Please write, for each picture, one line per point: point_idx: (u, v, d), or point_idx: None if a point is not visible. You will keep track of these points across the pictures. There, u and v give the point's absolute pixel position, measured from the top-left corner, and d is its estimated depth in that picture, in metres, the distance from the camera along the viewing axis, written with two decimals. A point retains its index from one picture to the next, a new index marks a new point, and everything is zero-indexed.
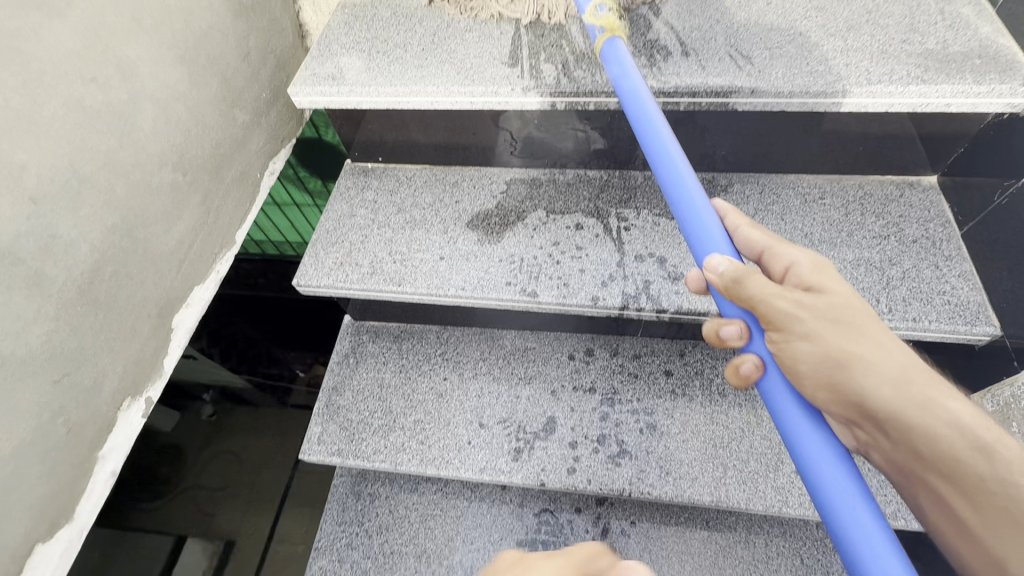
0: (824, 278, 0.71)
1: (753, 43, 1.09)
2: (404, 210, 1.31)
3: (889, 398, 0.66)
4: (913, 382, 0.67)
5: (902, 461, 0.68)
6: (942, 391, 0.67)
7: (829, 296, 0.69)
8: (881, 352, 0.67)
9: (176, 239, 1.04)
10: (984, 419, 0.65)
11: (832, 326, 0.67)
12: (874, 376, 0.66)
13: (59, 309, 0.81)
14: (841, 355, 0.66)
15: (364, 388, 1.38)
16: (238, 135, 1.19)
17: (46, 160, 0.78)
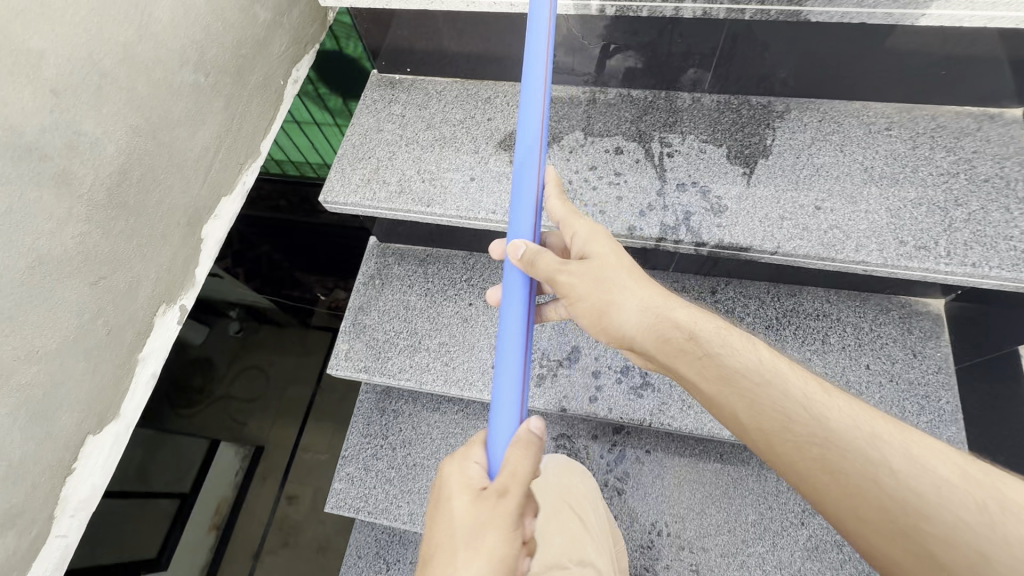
0: (596, 240, 0.83)
1: None
2: (434, 127, 1.25)
3: (643, 321, 0.78)
4: (651, 304, 0.79)
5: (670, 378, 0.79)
6: (674, 304, 0.80)
7: (594, 260, 0.81)
8: (632, 287, 0.79)
9: (202, 145, 1.00)
10: (708, 321, 0.79)
11: (594, 285, 0.79)
12: (631, 312, 0.78)
13: (91, 210, 0.80)
14: (601, 305, 0.79)
15: (390, 309, 1.39)
16: (260, 35, 1.11)
17: (62, 49, 0.73)
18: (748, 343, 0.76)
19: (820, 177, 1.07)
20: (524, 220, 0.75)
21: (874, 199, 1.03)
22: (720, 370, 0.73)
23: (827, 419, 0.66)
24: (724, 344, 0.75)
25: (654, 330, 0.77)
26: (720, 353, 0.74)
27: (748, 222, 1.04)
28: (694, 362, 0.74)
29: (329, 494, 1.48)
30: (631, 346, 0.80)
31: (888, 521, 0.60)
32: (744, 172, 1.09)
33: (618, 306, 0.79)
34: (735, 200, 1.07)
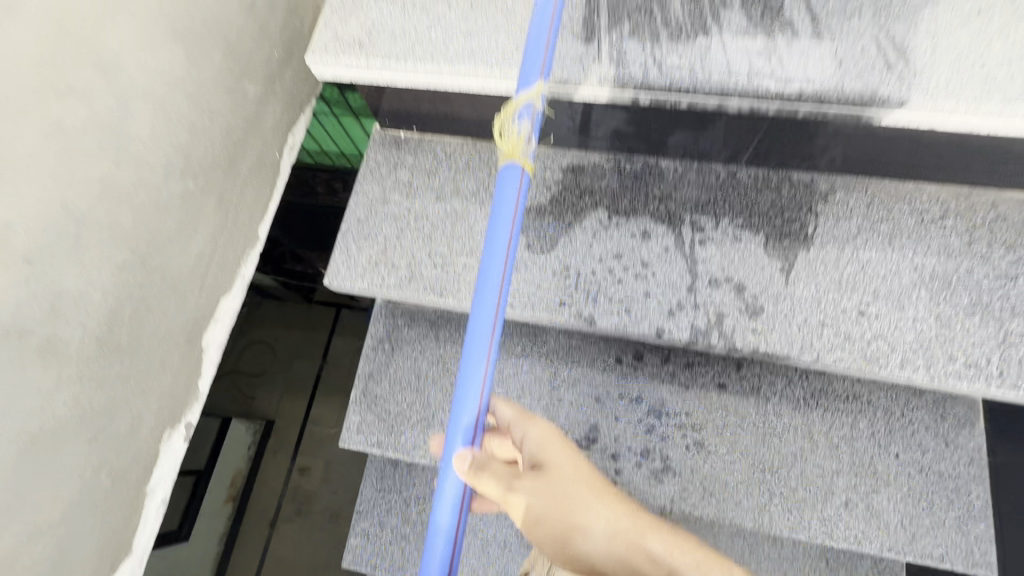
0: (554, 450, 0.84)
1: (915, 25, 0.81)
2: (444, 199, 1.15)
3: (613, 549, 0.77)
4: (620, 531, 0.79)
5: None
6: (644, 530, 0.80)
7: (552, 474, 0.80)
8: (596, 510, 0.79)
9: (198, 254, 0.92)
10: (678, 543, 0.80)
11: (556, 505, 0.77)
12: (600, 535, 0.78)
13: (81, 368, 0.73)
14: (567, 528, 0.77)
15: (401, 378, 1.34)
16: (251, 113, 1.00)
17: (29, 212, 0.64)
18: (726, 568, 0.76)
19: (865, 276, 0.98)
20: (451, 479, 0.63)
21: (922, 305, 0.95)
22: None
23: None
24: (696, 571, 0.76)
25: (621, 559, 0.77)
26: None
27: (784, 328, 0.97)
28: None
29: (345, 548, 1.50)
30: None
31: None
32: (783, 267, 1.01)
33: (584, 530, 0.78)
34: (772, 300, 0.99)
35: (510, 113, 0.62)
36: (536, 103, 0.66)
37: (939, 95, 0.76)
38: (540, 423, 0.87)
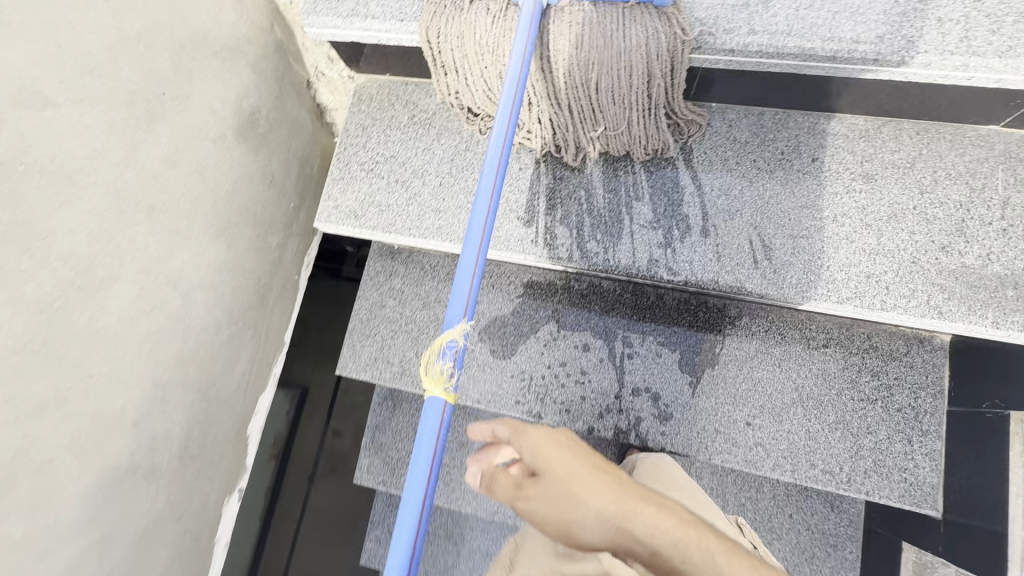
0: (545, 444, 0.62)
1: (779, 226, 1.03)
2: (429, 305, 1.44)
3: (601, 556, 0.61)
4: (625, 540, 0.57)
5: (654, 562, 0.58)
6: (654, 509, 0.57)
7: (541, 474, 0.61)
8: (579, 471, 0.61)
9: (241, 374, 1.24)
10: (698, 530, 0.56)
11: (549, 506, 0.59)
12: (592, 515, 0.58)
13: (170, 477, 1.08)
14: (559, 529, 0.58)
15: (401, 430, 1.67)
16: (274, 256, 1.29)
17: (135, 395, 0.96)
18: (707, 546, 0.54)
19: (756, 392, 1.23)
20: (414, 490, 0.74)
21: (797, 420, 1.20)
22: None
23: None
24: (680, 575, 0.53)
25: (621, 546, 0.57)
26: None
27: (687, 432, 1.24)
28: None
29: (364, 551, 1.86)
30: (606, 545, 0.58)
31: None
32: (691, 381, 1.26)
33: (578, 522, 0.58)
34: (680, 409, 1.26)
35: (434, 351, 0.78)
36: (458, 341, 0.80)
37: (787, 292, 1.00)
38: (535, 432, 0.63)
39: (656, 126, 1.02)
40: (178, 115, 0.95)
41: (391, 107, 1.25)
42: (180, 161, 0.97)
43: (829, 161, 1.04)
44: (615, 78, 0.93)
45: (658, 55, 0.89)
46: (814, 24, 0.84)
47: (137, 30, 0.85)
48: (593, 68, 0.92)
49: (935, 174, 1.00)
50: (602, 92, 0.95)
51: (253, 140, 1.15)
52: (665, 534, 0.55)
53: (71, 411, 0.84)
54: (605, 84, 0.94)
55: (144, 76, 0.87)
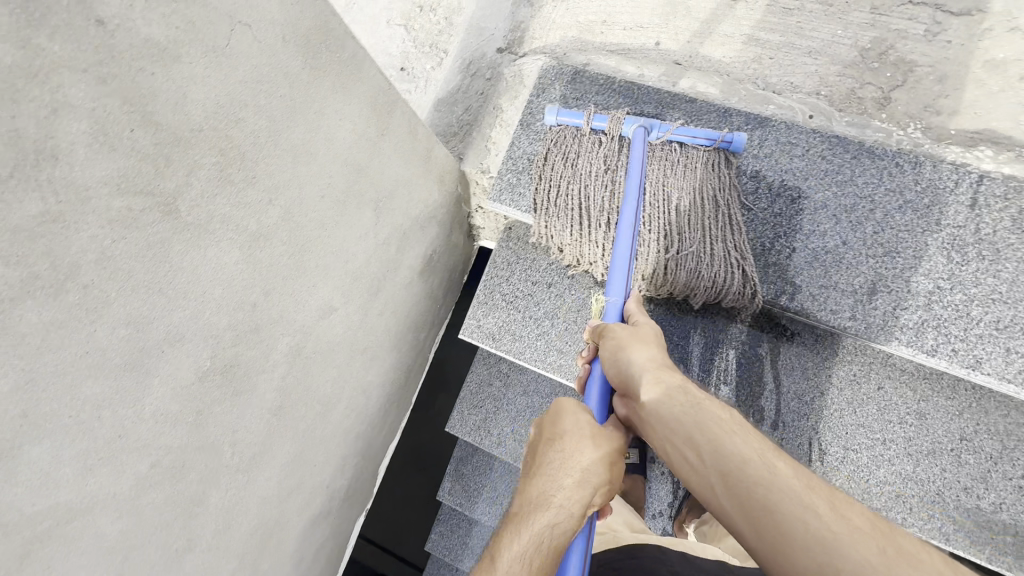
0: (654, 345, 0.90)
1: (837, 437, 1.27)
2: (528, 392, 1.76)
3: (684, 427, 0.76)
4: (673, 376, 0.83)
5: (668, 413, 0.79)
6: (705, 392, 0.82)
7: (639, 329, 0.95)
8: (673, 371, 0.85)
9: (384, 432, 1.61)
10: (740, 422, 0.77)
11: (629, 337, 0.91)
12: (647, 359, 0.86)
13: (335, 514, 1.47)
14: (628, 346, 0.89)
15: (480, 466, 2.00)
16: (419, 345, 1.62)
17: (330, 469, 1.33)
18: (762, 440, 0.74)
19: None
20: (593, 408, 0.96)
21: None
22: (765, 522, 0.65)
23: (824, 532, 0.62)
24: (769, 473, 0.68)
25: (671, 384, 0.82)
26: (748, 531, 0.66)
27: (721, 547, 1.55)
28: (709, 421, 0.76)
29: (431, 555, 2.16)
30: (644, 394, 0.83)
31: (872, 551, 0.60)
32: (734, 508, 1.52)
33: (641, 353, 0.88)
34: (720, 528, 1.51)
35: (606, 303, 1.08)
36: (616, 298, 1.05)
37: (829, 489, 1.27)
38: (652, 326, 0.96)
39: (734, 245, 1.11)
40: (391, 279, 1.25)
41: (534, 249, 1.51)
42: (386, 309, 1.28)
43: (893, 392, 1.26)
44: (692, 200, 1.14)
45: (721, 186, 1.14)
46: (905, 325, 1.06)
47: (384, 236, 1.13)
48: (671, 195, 1.14)
49: (978, 425, 1.22)
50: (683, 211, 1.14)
51: (426, 272, 1.44)
52: (718, 409, 0.78)
53: (303, 490, 1.22)
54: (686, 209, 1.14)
55: (379, 265, 1.16)
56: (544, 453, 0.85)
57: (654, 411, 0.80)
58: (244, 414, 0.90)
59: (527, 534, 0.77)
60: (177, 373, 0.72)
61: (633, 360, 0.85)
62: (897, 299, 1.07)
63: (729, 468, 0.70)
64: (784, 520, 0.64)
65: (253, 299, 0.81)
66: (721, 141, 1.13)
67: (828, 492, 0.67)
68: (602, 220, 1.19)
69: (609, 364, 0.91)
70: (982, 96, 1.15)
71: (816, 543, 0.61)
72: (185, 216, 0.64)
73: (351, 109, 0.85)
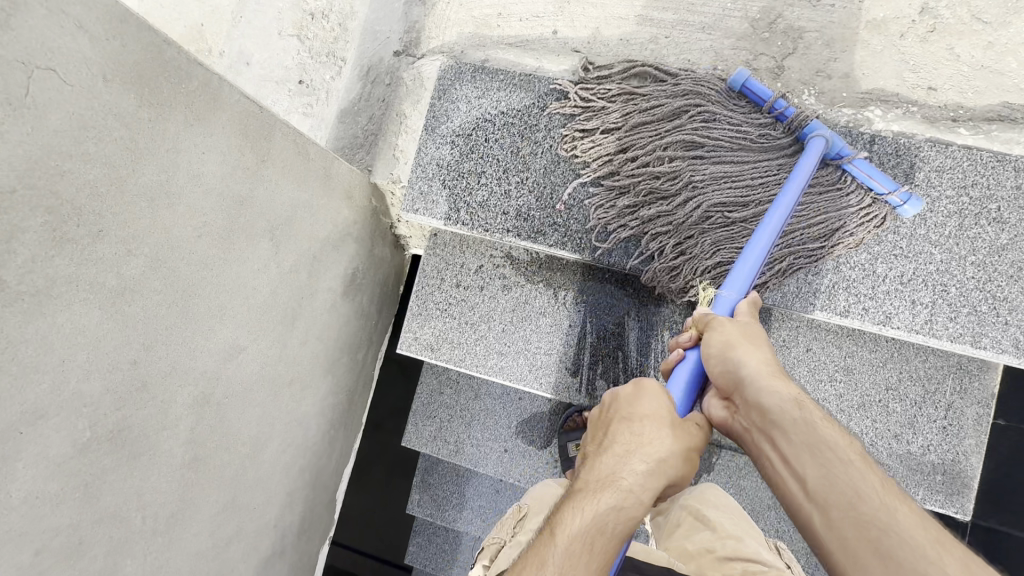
0: (764, 349, 0.87)
1: None
2: (481, 396, 1.74)
3: (796, 450, 0.77)
4: (784, 387, 0.82)
5: (772, 432, 0.79)
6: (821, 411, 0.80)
7: (749, 324, 0.91)
8: (787, 382, 0.83)
9: (335, 458, 1.56)
10: (857, 451, 0.75)
11: (739, 334, 0.88)
12: (753, 362, 0.84)
13: (291, 550, 1.42)
14: (733, 343, 0.87)
15: (445, 474, 1.98)
16: (359, 365, 1.57)
17: (275, 507, 1.28)
18: (882, 475, 0.73)
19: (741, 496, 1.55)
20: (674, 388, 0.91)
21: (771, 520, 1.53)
22: (877, 568, 0.65)
23: None
24: (888, 514, 0.68)
25: (785, 398, 0.80)
26: (847, 566, 0.67)
27: None
28: (822, 447, 0.75)
29: (411, 568, 2.13)
30: (748, 401, 0.83)
31: None
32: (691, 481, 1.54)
33: (746, 352, 0.85)
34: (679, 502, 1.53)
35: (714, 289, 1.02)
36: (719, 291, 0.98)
37: None
38: (761, 329, 0.91)
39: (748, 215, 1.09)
40: (309, 306, 1.19)
41: (462, 253, 1.48)
42: (309, 336, 1.23)
43: (820, 353, 1.29)
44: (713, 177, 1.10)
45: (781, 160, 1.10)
46: (817, 290, 1.09)
47: (290, 264, 1.08)
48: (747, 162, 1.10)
49: (901, 374, 1.26)
50: (700, 186, 1.09)
51: (352, 291, 1.39)
52: (834, 434, 0.76)
53: (245, 535, 1.17)
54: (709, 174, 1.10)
55: (291, 293, 1.11)
56: (620, 431, 0.84)
57: (762, 423, 0.80)
58: (149, 476, 0.85)
59: (590, 512, 0.77)
60: (47, 451, 0.67)
61: (742, 361, 0.84)
62: (789, 260, 1.06)
63: (844, 503, 0.70)
64: (904, 564, 0.64)
65: (132, 357, 0.75)
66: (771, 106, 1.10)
67: (954, 545, 0.65)
68: (613, 141, 1.15)
69: (711, 356, 0.88)
70: (869, 56, 1.17)
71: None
72: (16, 286, 0.58)
73: (214, 141, 0.80)
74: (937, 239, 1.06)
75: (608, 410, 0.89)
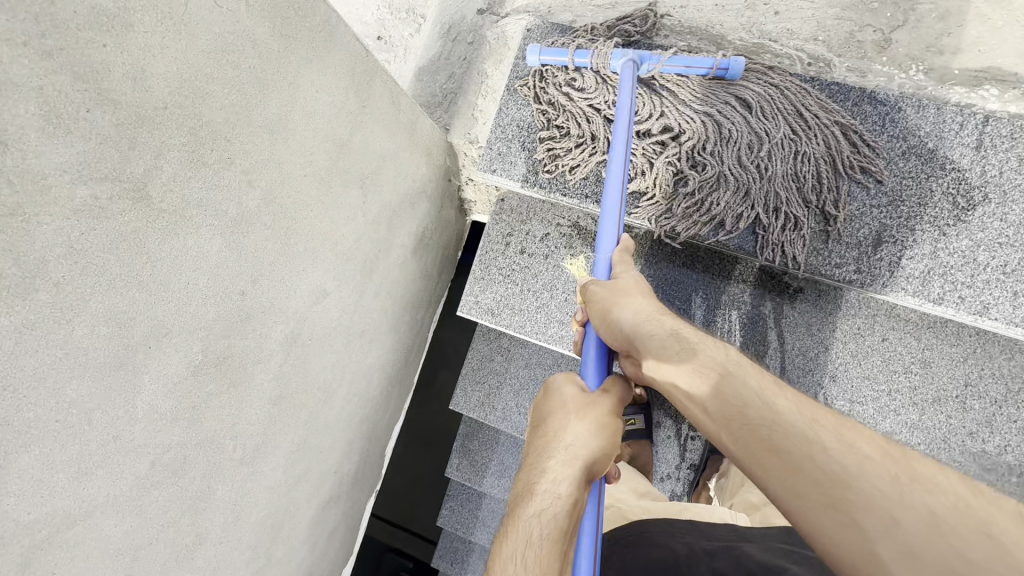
0: (639, 298, 0.90)
1: (843, 390, 1.26)
2: (531, 366, 1.74)
3: (686, 381, 0.76)
4: (664, 328, 0.84)
5: (663, 369, 0.80)
6: (700, 339, 0.81)
7: (624, 284, 0.94)
8: (665, 321, 0.86)
9: (389, 414, 1.60)
10: (740, 363, 0.76)
11: (616, 294, 0.92)
12: (629, 315, 0.87)
13: (346, 497, 1.47)
14: (609, 306, 0.90)
15: (487, 440, 2.00)
16: (418, 325, 1.59)
17: (337, 454, 1.32)
18: (762, 379, 0.74)
19: None
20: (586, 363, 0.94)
21: None
22: (776, 463, 0.64)
23: (839, 466, 0.61)
24: (775, 414, 0.68)
25: (664, 335, 0.82)
26: (756, 474, 0.66)
27: None
28: (705, 371, 0.75)
29: (444, 530, 2.19)
30: (637, 349, 0.84)
31: (889, 477, 0.59)
32: None
33: (622, 309, 0.89)
34: None
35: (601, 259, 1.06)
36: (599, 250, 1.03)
37: None
38: (635, 280, 0.95)
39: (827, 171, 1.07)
40: (384, 259, 1.21)
41: (529, 220, 1.47)
42: (381, 290, 1.25)
43: (896, 343, 1.25)
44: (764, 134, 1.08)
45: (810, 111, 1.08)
46: (910, 275, 1.05)
47: (374, 215, 1.09)
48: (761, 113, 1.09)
49: (982, 371, 1.22)
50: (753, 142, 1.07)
51: (420, 250, 1.40)
52: (711, 352, 0.78)
53: (311, 476, 1.20)
54: (747, 145, 1.08)
55: (371, 244, 1.12)
56: (534, 437, 0.88)
57: (653, 366, 0.81)
58: (243, 407, 0.88)
59: (519, 526, 0.80)
60: (168, 368, 0.69)
61: (619, 319, 0.87)
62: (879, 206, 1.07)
63: (732, 415, 0.70)
64: (799, 462, 0.63)
65: (241, 288, 0.77)
66: (717, 69, 1.09)
67: (833, 424, 0.66)
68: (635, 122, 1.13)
69: (599, 325, 0.92)
70: (986, 32, 1.10)
71: (833, 479, 0.60)
72: (159, 203, 0.59)
73: (327, 80, 0.80)
74: None
75: (532, 418, 0.93)
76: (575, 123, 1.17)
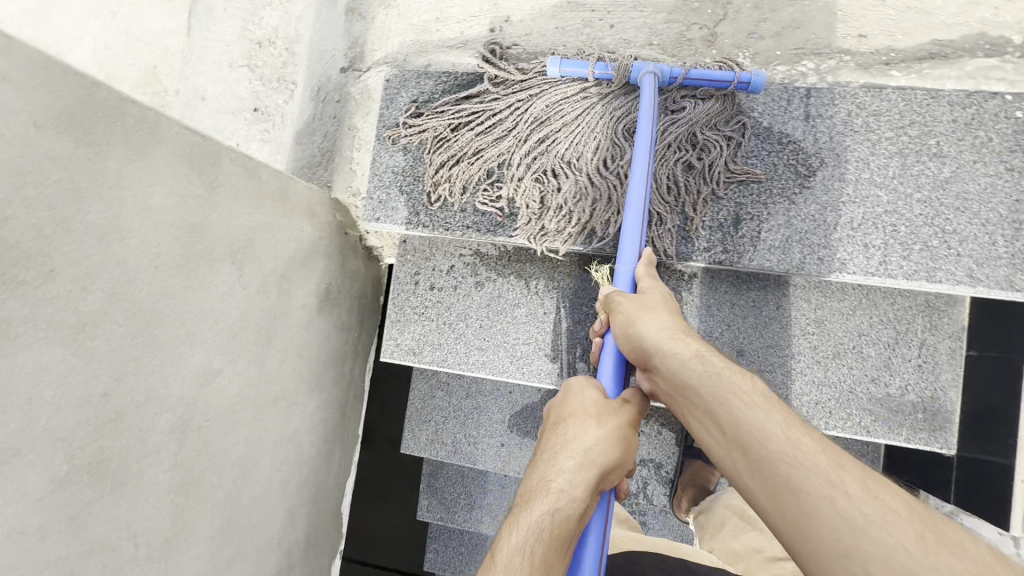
0: (663, 315, 0.91)
1: (752, 363, 1.31)
2: (472, 395, 1.76)
3: (713, 406, 0.79)
4: (696, 353, 0.85)
5: (684, 391, 0.82)
6: (725, 364, 0.83)
7: (648, 298, 0.95)
8: (690, 342, 0.87)
9: (334, 473, 1.59)
10: (768, 396, 0.78)
11: (639, 308, 0.93)
12: (654, 331, 0.89)
13: (300, 567, 1.44)
14: (628, 320, 0.92)
15: (450, 475, 2.00)
16: (348, 379, 1.60)
17: (277, 526, 1.30)
18: (784, 412, 0.76)
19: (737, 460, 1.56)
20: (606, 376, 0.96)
21: None
22: (791, 500, 0.67)
23: (853, 515, 0.63)
24: (796, 452, 0.70)
25: (693, 359, 0.84)
26: (773, 508, 0.69)
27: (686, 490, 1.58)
28: (737, 399, 0.78)
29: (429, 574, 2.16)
30: (659, 368, 0.86)
31: (907, 531, 0.61)
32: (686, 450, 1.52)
33: (648, 325, 0.90)
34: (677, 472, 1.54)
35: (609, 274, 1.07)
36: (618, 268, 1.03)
37: None
38: (660, 293, 0.96)
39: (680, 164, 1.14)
40: (283, 324, 1.22)
41: (433, 256, 1.50)
42: (288, 355, 1.26)
43: (790, 309, 1.31)
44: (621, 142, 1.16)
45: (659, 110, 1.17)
46: (771, 246, 1.11)
47: (257, 285, 1.11)
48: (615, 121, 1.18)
49: (871, 320, 1.28)
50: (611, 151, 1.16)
51: (328, 307, 1.41)
52: (741, 382, 0.80)
53: (247, 555, 1.19)
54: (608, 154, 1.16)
55: (262, 314, 1.14)
56: (551, 435, 0.90)
57: (676, 386, 0.84)
58: (136, 504, 0.87)
59: (528, 523, 0.81)
60: (24, 486, 0.69)
61: (642, 335, 0.88)
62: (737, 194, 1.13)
63: (749, 445, 0.73)
64: (813, 505, 0.65)
65: (101, 390, 0.78)
66: (684, 76, 1.12)
67: (856, 472, 0.68)
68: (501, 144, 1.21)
69: (618, 337, 0.93)
70: (796, 12, 1.20)
71: (847, 527, 0.63)
72: None
73: (160, 173, 0.83)
74: (881, 181, 1.08)
75: (547, 417, 0.95)
76: (448, 152, 1.24)
